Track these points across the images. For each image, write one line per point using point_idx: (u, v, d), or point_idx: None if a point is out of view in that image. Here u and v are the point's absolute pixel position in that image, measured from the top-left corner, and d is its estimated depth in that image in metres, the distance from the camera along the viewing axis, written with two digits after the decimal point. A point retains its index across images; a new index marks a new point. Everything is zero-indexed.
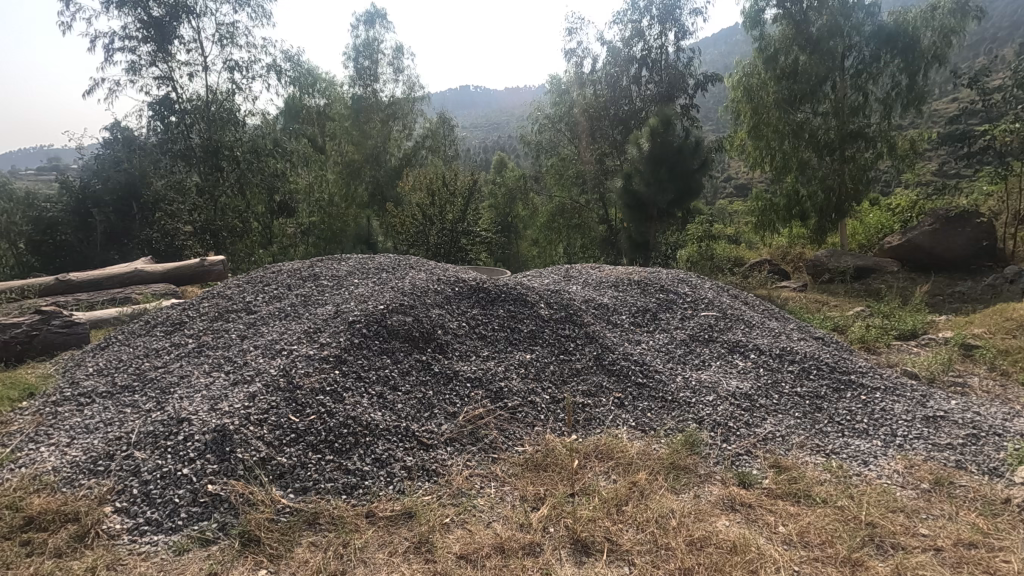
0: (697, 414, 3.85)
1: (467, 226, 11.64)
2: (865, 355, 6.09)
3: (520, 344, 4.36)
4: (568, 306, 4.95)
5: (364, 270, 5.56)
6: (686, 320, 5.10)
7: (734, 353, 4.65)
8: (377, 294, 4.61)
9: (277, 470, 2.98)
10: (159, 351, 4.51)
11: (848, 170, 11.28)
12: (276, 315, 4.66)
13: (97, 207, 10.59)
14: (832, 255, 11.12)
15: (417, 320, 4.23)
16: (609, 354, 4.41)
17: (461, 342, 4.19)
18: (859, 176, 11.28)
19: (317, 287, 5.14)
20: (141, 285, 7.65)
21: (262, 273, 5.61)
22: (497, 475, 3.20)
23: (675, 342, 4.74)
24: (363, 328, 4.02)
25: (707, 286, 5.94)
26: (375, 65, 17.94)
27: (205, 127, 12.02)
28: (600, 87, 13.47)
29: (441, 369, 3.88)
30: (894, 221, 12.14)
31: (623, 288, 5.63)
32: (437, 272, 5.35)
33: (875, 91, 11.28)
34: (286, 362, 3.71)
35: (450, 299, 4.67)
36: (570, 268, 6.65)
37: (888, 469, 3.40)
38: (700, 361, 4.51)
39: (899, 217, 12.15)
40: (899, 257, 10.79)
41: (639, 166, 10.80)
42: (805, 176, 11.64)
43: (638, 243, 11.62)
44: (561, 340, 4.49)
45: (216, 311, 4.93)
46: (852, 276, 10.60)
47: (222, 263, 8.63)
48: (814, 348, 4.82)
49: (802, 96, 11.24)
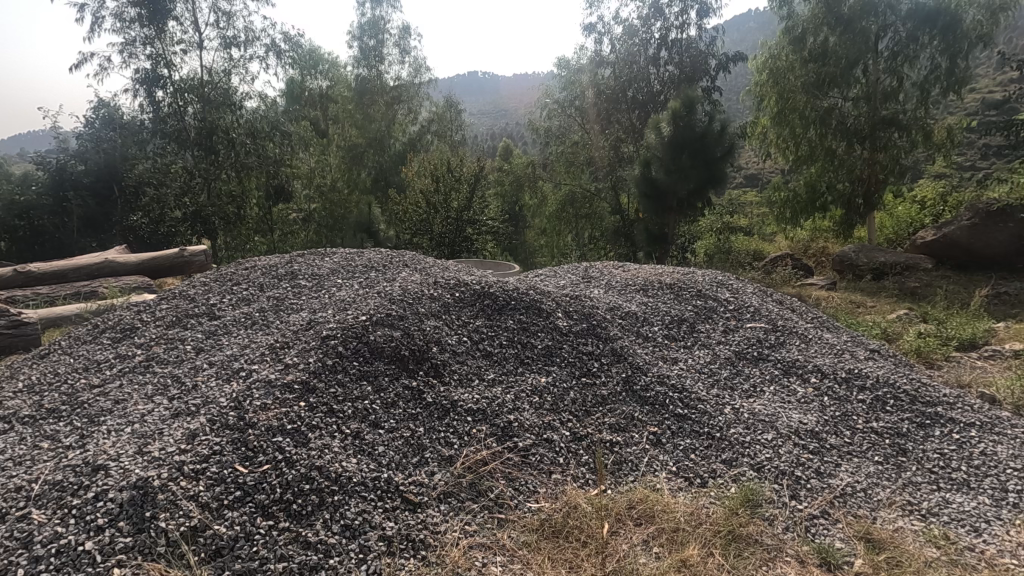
0: (755, 460, 3.09)
1: (473, 214, 10.86)
2: (926, 369, 5.26)
3: (534, 364, 3.57)
4: (591, 315, 4.12)
5: (349, 268, 4.75)
6: (730, 333, 4.27)
7: (789, 374, 3.84)
8: (361, 299, 3.81)
9: (213, 546, 2.21)
10: (100, 364, 3.76)
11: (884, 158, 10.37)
12: (240, 322, 3.89)
13: (74, 189, 9.87)
14: (861, 250, 10.28)
15: (407, 335, 3.41)
16: (640, 376, 3.63)
17: (461, 362, 3.39)
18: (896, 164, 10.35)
19: (294, 288, 4.36)
20: (110, 277, 6.90)
21: (234, 269, 4.84)
22: (505, 548, 2.44)
23: (718, 361, 3.93)
24: (338, 345, 3.21)
25: (748, 289, 5.12)
26: (381, 46, 17.07)
27: (201, 108, 10.53)
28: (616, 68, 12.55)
29: (436, 400, 3.09)
30: (927, 216, 11.30)
31: (653, 293, 4.80)
32: (434, 273, 4.55)
33: (911, 74, 10.30)
34: (240, 389, 2.95)
35: (449, 307, 3.85)
36: (590, 266, 5.89)
37: (1011, 542, 2.61)
38: (750, 387, 3.71)
39: (931, 212, 11.34)
40: (932, 254, 9.92)
41: (658, 152, 9.94)
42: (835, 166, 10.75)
43: (655, 236, 10.71)
44: (582, 358, 3.69)
45: (174, 316, 4.16)
46: (883, 274, 9.80)
47: (205, 253, 7.76)
48: (886, 370, 3.98)
49: (832, 80, 10.32)
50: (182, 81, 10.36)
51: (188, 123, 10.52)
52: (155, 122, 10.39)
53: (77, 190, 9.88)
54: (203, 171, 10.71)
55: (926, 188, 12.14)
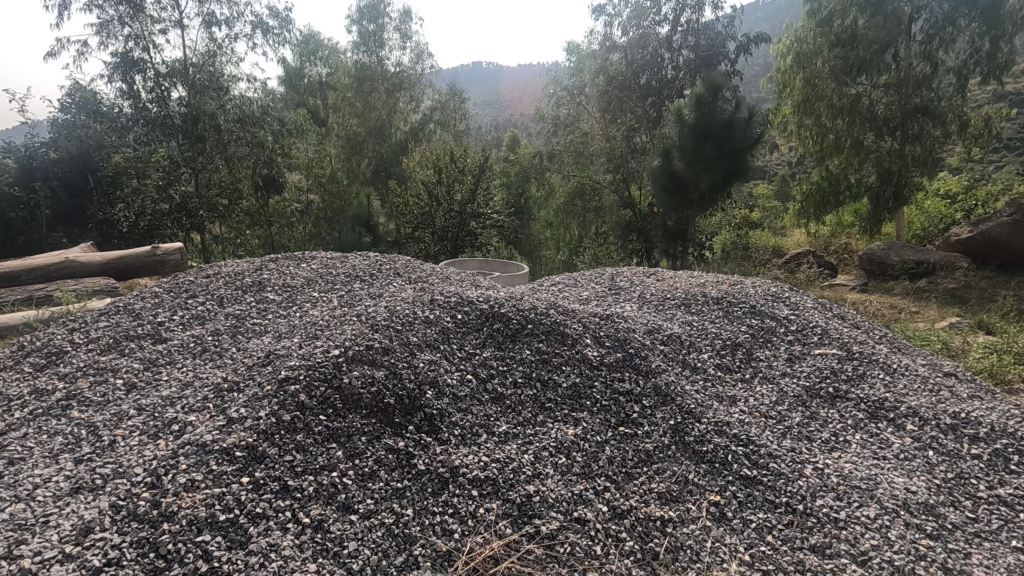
0: (859, 549, 2.25)
1: (477, 207, 10.05)
2: (996, 382, 4.52)
3: (558, 410, 2.77)
4: (627, 341, 3.32)
5: (328, 279, 3.96)
6: (795, 362, 3.46)
7: (878, 419, 3.03)
8: (336, 323, 3.02)
9: None
10: (9, 401, 2.92)
11: (914, 151, 8.73)
12: (188, 349, 3.11)
13: (45, 178, 8.60)
14: (889, 246, 9.37)
15: (393, 376, 2.61)
16: (693, 425, 2.84)
17: (463, 411, 2.59)
18: (925, 159, 8.77)
19: (262, 302, 3.59)
20: (68, 281, 6.02)
21: (193, 277, 4.05)
22: None
23: (787, 400, 3.13)
24: (299, 394, 2.41)
25: (808, 304, 4.31)
26: (381, 30, 16.10)
27: (187, 91, 9.36)
28: (618, 55, 11.15)
29: (430, 468, 2.29)
30: (957, 212, 10.31)
31: (697, 310, 4.01)
32: (433, 287, 3.77)
33: (945, 59, 8.81)
34: (162, 457, 2.15)
35: (449, 335, 3.05)
36: (616, 274, 5.13)
37: None
38: (831, 437, 2.91)
39: (962, 206, 10.37)
40: (967, 253, 9.06)
41: (679, 140, 8.96)
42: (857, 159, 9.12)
43: (673, 232, 9.78)
44: (619, 401, 2.89)
45: (112, 337, 3.36)
46: (917, 272, 8.91)
47: (180, 250, 6.84)
48: (996, 412, 3.15)
49: (861, 66, 8.80)
50: (164, 65, 9.25)
51: (172, 109, 9.34)
52: (134, 109, 9.20)
53: (48, 181, 8.59)
54: (190, 160, 9.48)
55: (950, 181, 11.30)
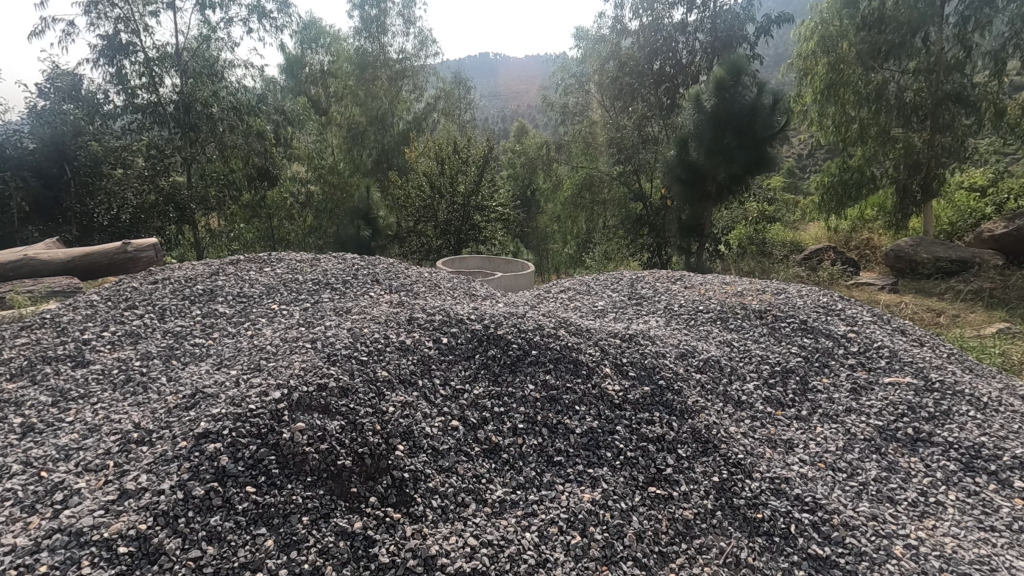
0: None
1: (480, 200, 9.40)
2: None
3: (569, 466, 2.15)
4: (656, 370, 2.69)
5: (293, 287, 3.37)
6: (861, 394, 2.84)
7: (974, 472, 2.40)
8: (286, 352, 2.43)
9: None
10: None
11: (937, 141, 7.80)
12: (110, 378, 2.50)
13: (16, 169, 7.02)
14: (918, 242, 8.60)
15: (354, 427, 2.01)
16: (743, 482, 2.20)
17: (445, 472, 2.00)
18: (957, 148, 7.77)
19: (211, 318, 2.99)
20: (24, 281, 5.25)
21: (137, 285, 3.44)
22: None
23: (855, 445, 2.50)
24: (222, 457, 1.82)
25: (863, 317, 3.67)
26: (383, 16, 15.37)
27: (182, 78, 8.60)
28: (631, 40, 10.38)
29: (395, 561, 1.66)
30: (988, 205, 9.53)
31: (737, 326, 3.38)
32: (420, 300, 3.16)
33: (981, 42, 7.92)
34: (17, 552, 1.53)
35: (432, 366, 2.44)
36: (633, 279, 4.51)
37: None
38: (920, 497, 2.26)
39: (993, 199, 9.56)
40: (1002, 250, 8.32)
41: (696, 129, 8.20)
42: (880, 150, 8.23)
43: (688, 226, 9.04)
44: (647, 452, 2.27)
45: (26, 359, 2.71)
46: (945, 269, 8.16)
47: (152, 245, 6.13)
48: None
49: (890, 49, 7.88)
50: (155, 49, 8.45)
51: (164, 97, 8.50)
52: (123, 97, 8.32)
53: (17, 170, 7.00)
54: (188, 154, 8.77)
55: (978, 172, 10.54)
